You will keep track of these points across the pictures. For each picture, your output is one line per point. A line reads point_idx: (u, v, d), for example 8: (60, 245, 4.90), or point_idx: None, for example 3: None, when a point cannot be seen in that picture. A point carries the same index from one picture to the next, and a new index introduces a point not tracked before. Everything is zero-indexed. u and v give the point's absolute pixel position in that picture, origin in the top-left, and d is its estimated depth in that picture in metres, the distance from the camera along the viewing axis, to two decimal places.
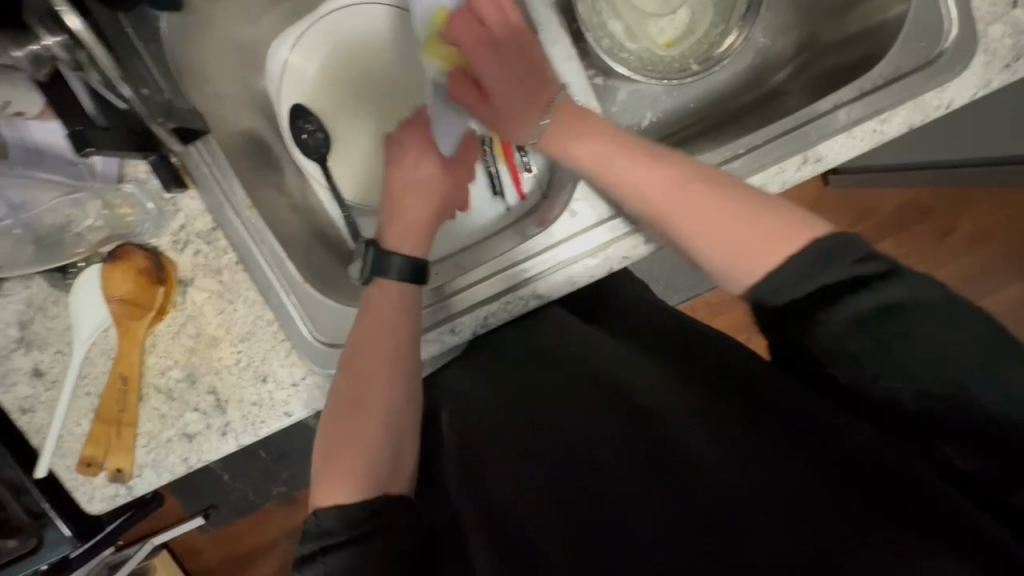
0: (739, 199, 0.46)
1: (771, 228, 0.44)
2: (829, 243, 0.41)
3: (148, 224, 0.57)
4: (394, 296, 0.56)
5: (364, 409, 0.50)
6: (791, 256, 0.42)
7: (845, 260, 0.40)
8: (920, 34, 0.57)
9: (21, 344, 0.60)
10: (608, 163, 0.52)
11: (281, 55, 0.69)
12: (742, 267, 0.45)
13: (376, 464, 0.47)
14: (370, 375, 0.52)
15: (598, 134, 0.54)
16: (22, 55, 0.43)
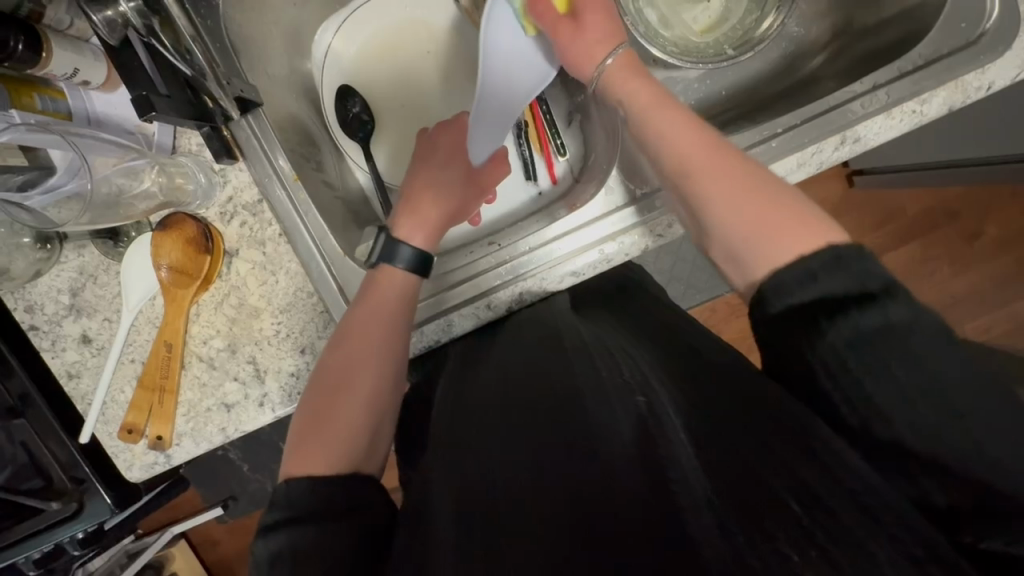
0: (755, 187, 0.47)
1: (787, 229, 0.44)
2: (842, 250, 0.41)
3: (198, 195, 0.59)
4: (396, 287, 0.58)
5: (349, 390, 0.52)
6: (804, 257, 0.42)
7: (853, 269, 0.40)
8: (961, 15, 0.57)
9: (71, 311, 0.62)
10: (652, 112, 0.53)
11: (326, 40, 0.73)
12: (754, 258, 0.45)
13: (350, 446, 0.50)
14: (360, 358, 0.54)
15: (653, 88, 0.54)
16: (98, 18, 0.45)
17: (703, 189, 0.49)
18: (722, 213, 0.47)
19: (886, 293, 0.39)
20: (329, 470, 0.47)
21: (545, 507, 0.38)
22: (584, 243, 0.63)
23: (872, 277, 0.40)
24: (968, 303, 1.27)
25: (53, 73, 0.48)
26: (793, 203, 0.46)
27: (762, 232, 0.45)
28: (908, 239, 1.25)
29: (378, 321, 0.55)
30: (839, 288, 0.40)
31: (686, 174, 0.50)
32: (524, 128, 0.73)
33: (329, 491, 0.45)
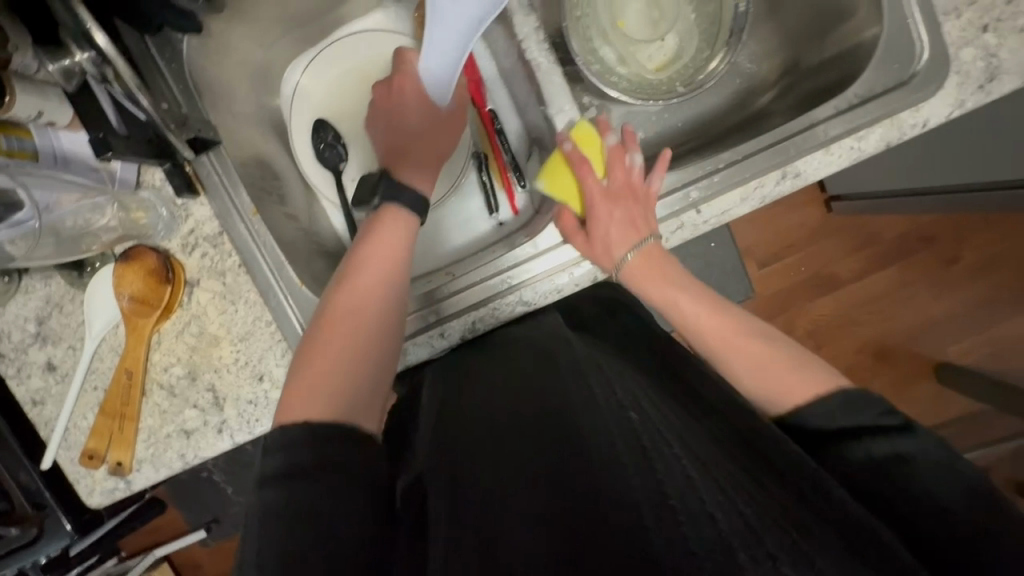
0: (781, 350, 0.55)
1: (790, 365, 0.54)
2: (851, 393, 0.49)
3: (161, 227, 0.61)
4: (396, 229, 0.59)
5: (353, 338, 0.52)
6: (823, 396, 0.50)
7: (872, 410, 0.48)
8: (893, 57, 0.59)
9: (37, 339, 0.64)
10: (607, 225, 0.60)
11: (294, 78, 0.75)
12: (776, 398, 0.53)
13: (351, 393, 0.49)
14: (366, 304, 0.54)
15: (620, 201, 0.61)
16: (55, 67, 0.48)
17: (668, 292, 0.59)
18: (701, 323, 0.57)
19: (902, 427, 0.46)
20: (330, 415, 0.46)
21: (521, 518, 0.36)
22: (537, 274, 0.64)
23: (887, 416, 0.47)
24: (950, 327, 1.28)
25: (17, 115, 0.51)
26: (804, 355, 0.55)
27: (769, 368, 0.54)
28: (887, 263, 1.26)
29: (381, 268, 0.56)
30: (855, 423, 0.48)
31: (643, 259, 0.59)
32: (484, 159, 0.76)
33: (331, 438, 0.44)
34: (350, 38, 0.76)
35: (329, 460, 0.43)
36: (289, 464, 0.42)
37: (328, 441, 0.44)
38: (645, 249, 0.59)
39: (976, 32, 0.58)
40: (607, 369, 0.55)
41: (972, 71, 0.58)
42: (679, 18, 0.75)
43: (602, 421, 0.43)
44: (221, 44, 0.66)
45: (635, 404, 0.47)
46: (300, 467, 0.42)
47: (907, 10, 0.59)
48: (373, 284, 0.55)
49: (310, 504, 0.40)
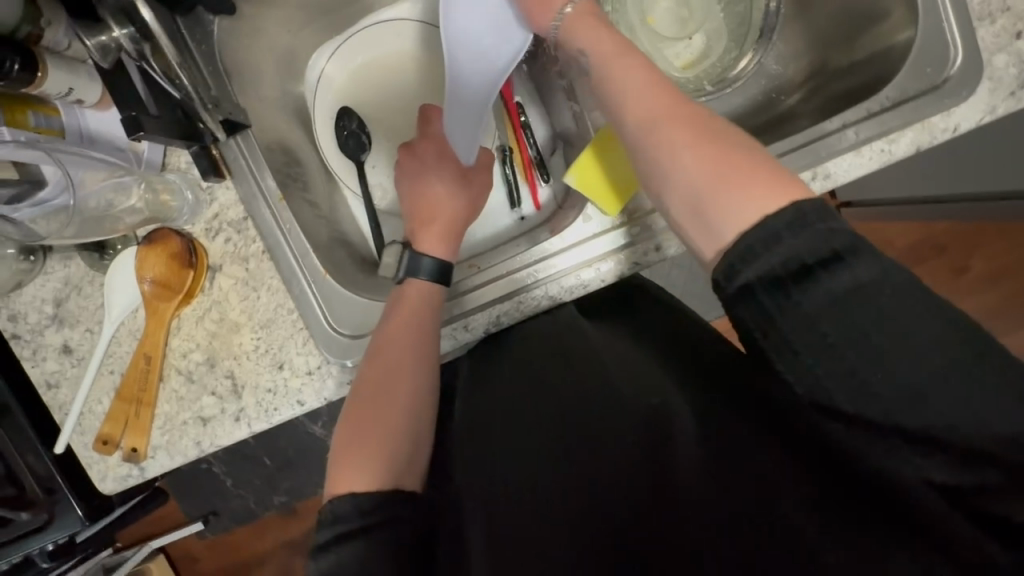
0: (734, 146, 0.43)
1: (746, 177, 0.40)
2: (808, 205, 0.37)
3: (185, 211, 0.61)
4: (421, 293, 0.59)
5: (391, 404, 0.52)
6: (768, 214, 0.38)
7: (818, 225, 0.36)
8: (927, 60, 0.59)
9: (54, 321, 0.63)
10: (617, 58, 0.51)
11: (319, 64, 0.75)
12: (718, 209, 0.41)
13: (393, 462, 0.49)
14: (399, 366, 0.54)
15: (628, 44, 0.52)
16: (91, 43, 0.45)
17: (661, 134, 0.45)
18: (679, 156, 0.44)
19: (854, 253, 0.36)
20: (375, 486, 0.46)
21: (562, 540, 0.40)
22: (564, 270, 0.64)
23: (836, 235, 0.36)
24: None
25: (47, 91, 0.50)
26: (759, 166, 0.42)
27: (729, 186, 0.41)
28: None
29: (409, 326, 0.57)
30: (807, 248, 0.36)
31: (644, 116, 0.47)
32: (509, 153, 0.75)
33: (376, 508, 0.44)
34: (377, 27, 0.75)
35: (374, 521, 0.43)
36: (341, 520, 0.44)
37: (372, 509, 0.44)
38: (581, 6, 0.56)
39: (1010, 39, 0.58)
40: (636, 365, 0.56)
41: (1005, 77, 0.58)
42: (707, 17, 0.75)
43: (631, 430, 0.45)
44: (251, 28, 0.65)
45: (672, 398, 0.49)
46: (352, 530, 0.43)
47: (942, 14, 0.59)
48: (404, 344, 0.55)
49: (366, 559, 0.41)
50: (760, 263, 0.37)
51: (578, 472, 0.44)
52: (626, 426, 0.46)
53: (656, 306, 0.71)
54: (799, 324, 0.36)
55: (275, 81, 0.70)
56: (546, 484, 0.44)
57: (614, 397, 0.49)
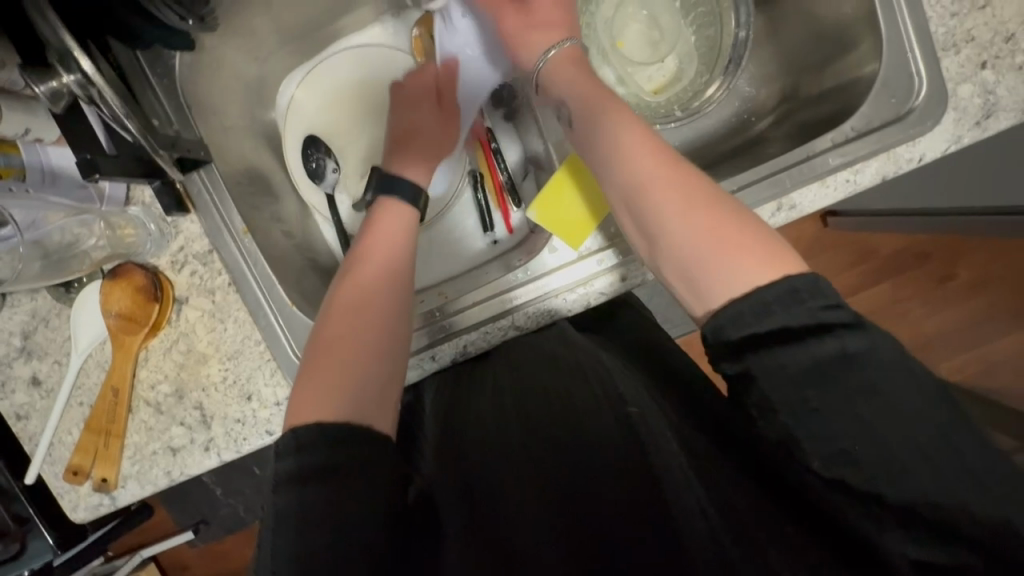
0: (726, 210, 0.45)
1: (728, 238, 0.43)
2: (798, 280, 0.39)
3: (150, 244, 0.61)
4: (399, 228, 0.61)
5: (366, 328, 0.52)
6: (764, 285, 0.40)
7: (810, 303, 0.38)
8: (891, 90, 0.59)
9: (22, 353, 0.63)
10: (593, 107, 0.55)
11: (289, 91, 0.74)
12: (717, 280, 0.42)
13: (363, 389, 0.48)
14: (373, 292, 0.54)
15: (592, 86, 0.57)
16: (42, 90, 0.45)
17: (636, 174, 0.48)
18: (656, 201, 0.47)
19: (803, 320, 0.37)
20: (341, 418, 0.45)
21: (530, 519, 0.41)
22: (532, 297, 0.64)
23: (829, 310, 0.38)
24: (943, 345, 1.29)
25: (2, 133, 0.50)
26: (752, 227, 0.44)
27: (718, 252, 0.43)
28: (883, 279, 1.26)
29: (386, 256, 0.58)
30: (799, 321, 0.37)
31: (622, 156, 0.50)
32: (481, 177, 0.76)
33: (346, 443, 0.43)
34: (346, 53, 0.74)
35: (342, 461, 0.43)
36: (305, 457, 0.42)
37: (341, 453, 0.43)
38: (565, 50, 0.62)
39: (974, 69, 0.58)
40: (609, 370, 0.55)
41: (969, 106, 0.58)
42: (679, 41, 0.75)
43: (603, 434, 0.45)
44: (215, 61, 0.65)
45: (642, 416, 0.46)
46: (317, 466, 0.42)
47: (906, 45, 0.59)
48: (382, 273, 0.56)
49: (333, 508, 0.41)
50: (747, 328, 0.39)
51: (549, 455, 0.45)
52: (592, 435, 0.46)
53: (634, 326, 0.70)
54: None
55: (244, 110, 0.70)
56: (517, 479, 0.44)
57: (580, 408, 0.49)
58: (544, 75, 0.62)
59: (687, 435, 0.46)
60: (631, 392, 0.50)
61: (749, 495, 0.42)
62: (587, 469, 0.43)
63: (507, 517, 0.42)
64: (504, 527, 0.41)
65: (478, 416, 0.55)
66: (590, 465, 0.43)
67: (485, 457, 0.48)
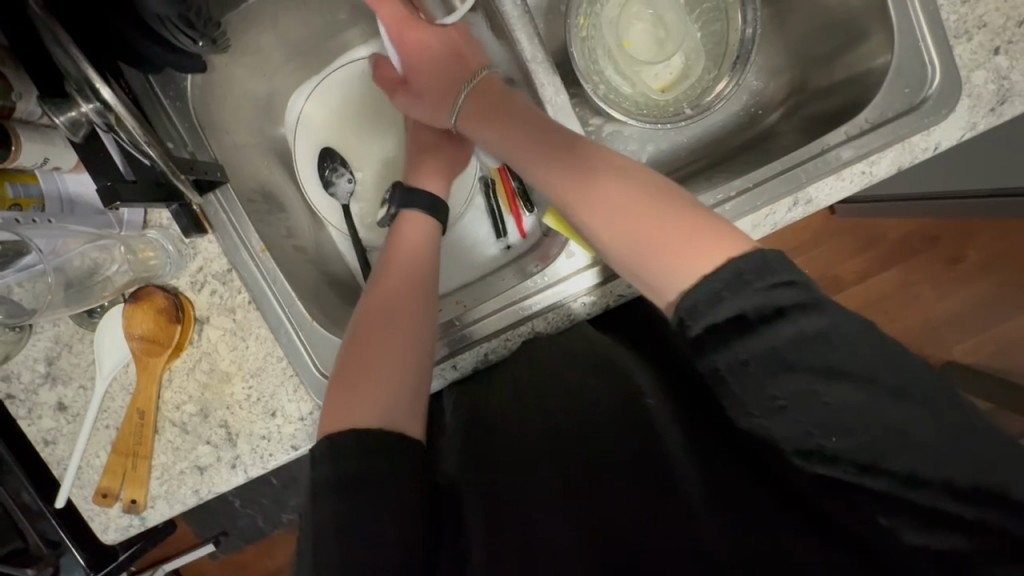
0: (677, 218, 0.46)
1: (676, 237, 0.45)
2: (743, 263, 0.39)
3: (169, 266, 0.61)
4: (419, 235, 0.62)
5: (392, 335, 0.52)
6: (709, 273, 0.41)
7: (754, 285, 0.39)
8: (905, 79, 0.59)
9: (47, 379, 0.63)
10: (513, 148, 0.57)
11: (297, 106, 0.74)
12: (677, 281, 0.44)
13: (394, 397, 0.48)
14: (399, 300, 0.54)
15: (506, 116, 0.58)
16: (62, 121, 0.46)
17: (584, 214, 0.51)
18: (608, 234, 0.49)
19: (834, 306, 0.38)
20: (374, 424, 0.45)
21: (558, 520, 0.41)
22: (552, 302, 0.64)
23: (777, 288, 0.38)
24: (953, 329, 1.28)
25: (24, 164, 0.51)
26: (704, 222, 0.45)
27: (667, 255, 0.45)
28: (891, 264, 1.25)
29: (410, 265, 0.58)
30: (751, 305, 0.38)
31: (567, 199, 0.52)
32: (491, 184, 0.76)
33: (381, 445, 0.43)
34: (354, 66, 0.74)
35: (374, 469, 0.42)
36: (343, 467, 0.41)
37: (377, 452, 0.42)
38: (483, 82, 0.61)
39: (987, 55, 0.58)
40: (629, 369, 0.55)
41: (984, 93, 0.58)
42: (684, 38, 0.75)
43: (627, 429, 0.45)
44: (225, 80, 0.65)
45: (657, 408, 0.48)
46: (353, 473, 0.41)
47: (919, 34, 0.59)
48: (407, 281, 0.57)
49: (359, 511, 0.40)
50: (708, 317, 0.39)
51: (567, 450, 0.45)
52: (618, 435, 0.45)
53: (647, 317, 0.69)
54: (772, 380, 0.37)
55: (254, 127, 0.70)
56: (543, 479, 0.44)
57: (598, 406, 0.48)
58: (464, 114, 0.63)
59: (698, 435, 0.47)
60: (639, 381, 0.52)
61: (783, 492, 0.41)
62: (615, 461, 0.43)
63: (533, 517, 0.41)
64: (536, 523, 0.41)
65: (497, 407, 0.54)
66: (616, 458, 0.43)
67: (507, 457, 0.47)
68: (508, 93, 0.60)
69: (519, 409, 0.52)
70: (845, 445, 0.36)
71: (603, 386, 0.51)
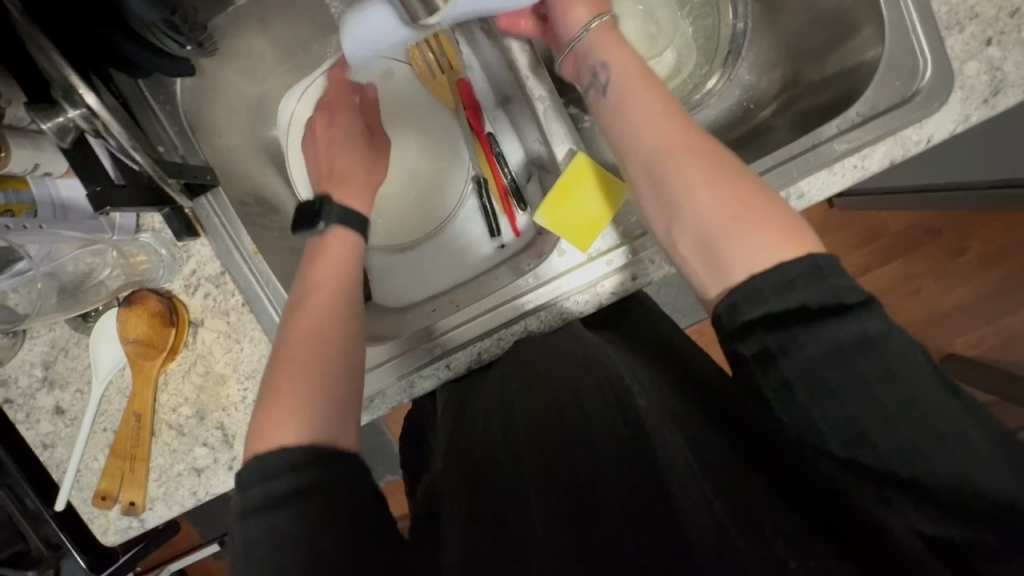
0: (751, 190, 0.45)
1: (761, 220, 0.43)
2: (824, 258, 0.40)
3: (162, 270, 0.62)
4: (345, 247, 0.59)
5: (321, 353, 0.50)
6: (784, 262, 0.40)
7: (830, 278, 0.39)
8: (896, 73, 0.59)
9: (44, 383, 0.64)
10: (630, 82, 0.55)
11: (288, 108, 0.72)
12: (744, 261, 0.42)
13: (325, 414, 0.47)
14: (322, 317, 0.53)
15: (627, 56, 0.57)
16: (48, 127, 0.46)
17: (677, 167, 0.47)
18: (695, 194, 0.46)
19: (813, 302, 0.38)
20: (305, 436, 0.44)
21: (538, 518, 0.40)
22: (545, 301, 0.64)
23: (849, 289, 0.38)
24: (955, 322, 1.28)
25: (14, 170, 0.51)
26: (775, 205, 0.44)
27: (739, 229, 0.43)
28: (892, 257, 1.24)
29: (340, 279, 0.56)
30: (814, 298, 0.38)
31: (666, 150, 0.49)
32: (484, 183, 0.76)
33: (321, 462, 0.42)
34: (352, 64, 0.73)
35: (328, 487, 0.41)
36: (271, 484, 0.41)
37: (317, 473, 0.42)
38: (606, 23, 0.60)
39: (979, 46, 0.57)
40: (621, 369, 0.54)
41: (977, 84, 0.57)
42: (676, 32, 0.75)
43: (608, 431, 0.44)
44: (215, 84, 0.65)
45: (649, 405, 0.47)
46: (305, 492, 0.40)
47: (909, 26, 0.58)
48: (333, 298, 0.54)
49: (314, 510, 0.40)
50: (764, 305, 0.39)
51: (556, 453, 0.44)
52: (604, 432, 0.44)
53: (644, 317, 0.69)
54: None
55: (246, 129, 0.70)
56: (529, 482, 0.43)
57: (587, 406, 0.47)
58: (584, 44, 0.60)
59: (699, 433, 0.46)
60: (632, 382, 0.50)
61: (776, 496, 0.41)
62: (590, 469, 0.42)
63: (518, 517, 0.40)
64: (516, 529, 0.40)
65: (487, 413, 0.54)
66: (590, 467, 0.42)
67: (498, 464, 0.46)
68: (632, 58, 0.58)
69: (507, 417, 0.51)
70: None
71: (591, 384, 0.50)
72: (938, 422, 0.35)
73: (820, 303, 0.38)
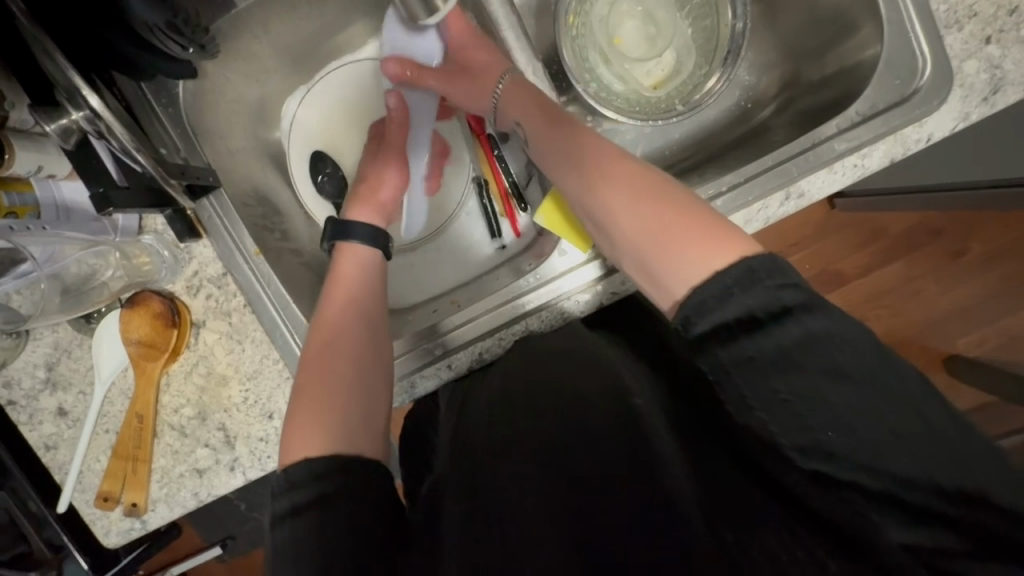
0: (685, 207, 0.46)
1: (692, 236, 0.44)
2: (756, 261, 0.40)
3: (164, 271, 0.62)
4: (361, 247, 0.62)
5: (340, 353, 0.53)
6: (718, 271, 0.41)
7: (765, 280, 0.39)
8: (894, 72, 0.59)
9: (47, 385, 0.64)
10: (543, 129, 0.58)
11: (291, 109, 0.75)
12: (683, 274, 0.43)
13: (347, 424, 0.49)
14: (344, 331, 0.55)
15: (537, 102, 0.60)
16: (52, 128, 0.46)
17: (610, 203, 0.49)
18: (626, 230, 0.48)
19: (809, 302, 0.38)
20: (331, 450, 0.47)
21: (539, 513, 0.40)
22: (545, 301, 0.64)
23: (785, 288, 0.39)
24: (958, 321, 1.27)
25: (17, 172, 0.51)
26: (709, 216, 0.45)
27: (676, 246, 0.44)
28: (894, 257, 1.24)
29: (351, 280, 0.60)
30: (758, 303, 0.39)
31: (594, 189, 0.51)
32: (485, 184, 0.76)
33: (337, 466, 0.45)
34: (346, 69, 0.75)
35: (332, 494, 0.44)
36: (299, 494, 0.44)
37: (329, 476, 0.45)
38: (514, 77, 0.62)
39: (979, 44, 0.57)
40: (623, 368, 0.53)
41: (976, 83, 0.57)
42: (675, 34, 0.75)
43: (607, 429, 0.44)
44: (216, 86, 0.65)
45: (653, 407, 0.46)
46: (309, 500, 0.43)
47: (908, 24, 0.59)
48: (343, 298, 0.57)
49: (325, 514, 0.43)
50: (713, 316, 0.40)
51: (558, 450, 0.44)
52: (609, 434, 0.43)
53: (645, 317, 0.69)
54: (760, 377, 0.37)
55: (248, 132, 0.71)
56: (528, 488, 0.42)
57: (593, 409, 0.46)
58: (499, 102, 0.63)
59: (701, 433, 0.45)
60: (632, 383, 0.51)
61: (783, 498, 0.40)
62: (587, 464, 0.41)
63: (522, 519, 0.40)
64: (505, 524, 0.40)
65: (486, 408, 0.53)
66: (587, 460, 0.42)
67: (494, 464, 0.45)
68: (540, 100, 0.60)
69: (506, 411, 0.51)
70: (833, 442, 0.36)
71: (595, 383, 0.50)
72: (941, 418, 0.35)
73: (818, 299, 0.38)
